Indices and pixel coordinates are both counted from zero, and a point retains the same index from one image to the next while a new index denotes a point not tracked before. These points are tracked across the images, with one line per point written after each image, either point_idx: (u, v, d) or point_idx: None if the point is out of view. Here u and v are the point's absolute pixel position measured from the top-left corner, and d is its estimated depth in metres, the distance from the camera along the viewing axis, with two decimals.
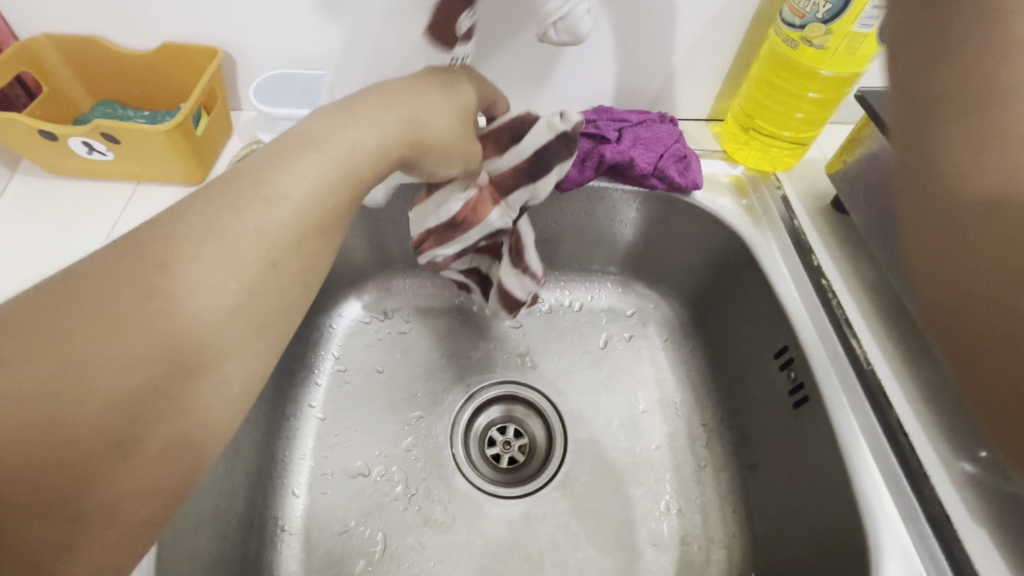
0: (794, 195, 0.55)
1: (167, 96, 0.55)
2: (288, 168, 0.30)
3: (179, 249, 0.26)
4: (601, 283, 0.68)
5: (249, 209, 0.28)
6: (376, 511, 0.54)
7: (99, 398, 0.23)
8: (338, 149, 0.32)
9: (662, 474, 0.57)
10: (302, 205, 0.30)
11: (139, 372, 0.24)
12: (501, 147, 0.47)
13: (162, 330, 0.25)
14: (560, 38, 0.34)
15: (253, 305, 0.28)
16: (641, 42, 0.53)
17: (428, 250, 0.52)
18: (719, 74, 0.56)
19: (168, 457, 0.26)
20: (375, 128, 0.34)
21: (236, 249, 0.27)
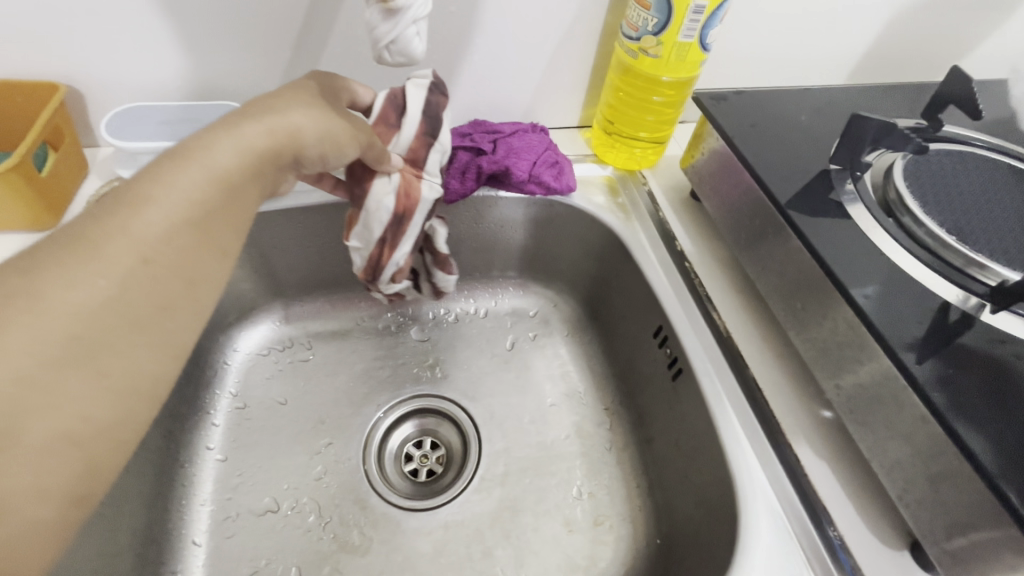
0: (658, 189, 0.61)
1: (5, 138, 0.50)
2: (157, 175, 0.31)
3: (44, 259, 0.27)
4: (502, 288, 0.71)
5: (120, 211, 0.30)
6: (288, 546, 0.52)
7: None
8: (206, 156, 0.33)
9: (572, 461, 0.60)
10: (172, 208, 0.31)
11: (11, 370, 0.25)
12: (394, 128, 0.48)
13: (23, 335, 0.25)
14: (396, 59, 0.36)
15: (132, 300, 0.29)
16: (504, 59, 0.57)
17: (390, 259, 0.52)
18: (580, 85, 0.61)
19: (48, 460, 0.26)
20: (242, 134, 0.35)
21: (102, 252, 0.28)
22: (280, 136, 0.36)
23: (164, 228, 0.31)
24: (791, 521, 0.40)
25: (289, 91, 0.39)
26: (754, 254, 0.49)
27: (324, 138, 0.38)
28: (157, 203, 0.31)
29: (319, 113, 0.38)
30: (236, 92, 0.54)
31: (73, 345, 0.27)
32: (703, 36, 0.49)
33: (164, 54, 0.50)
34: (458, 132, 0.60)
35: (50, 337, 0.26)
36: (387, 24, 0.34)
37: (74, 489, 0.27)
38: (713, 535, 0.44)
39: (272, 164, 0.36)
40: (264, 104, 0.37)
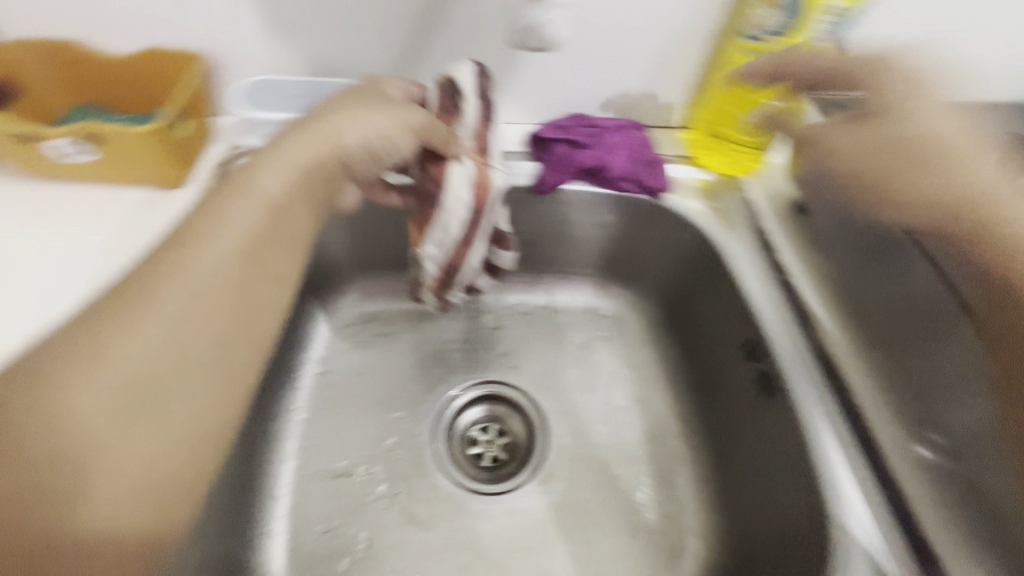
0: (758, 197, 0.58)
1: (147, 102, 0.54)
2: (218, 211, 0.37)
3: (130, 284, 0.33)
4: (579, 285, 0.70)
5: (192, 245, 0.35)
6: (359, 510, 0.54)
7: (68, 407, 0.29)
8: (257, 186, 0.39)
9: (640, 467, 0.59)
10: (230, 237, 0.37)
11: (108, 378, 0.30)
12: (451, 117, 0.49)
13: (119, 351, 0.31)
14: (536, 44, 0.36)
15: (209, 314, 0.34)
16: (616, 53, 0.56)
17: (467, 257, 0.52)
18: (687, 85, 0.59)
19: (153, 453, 0.31)
20: (287, 160, 0.40)
21: (176, 278, 0.34)
22: (323, 148, 0.41)
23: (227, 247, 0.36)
24: (893, 557, 0.39)
25: (332, 104, 0.43)
26: None
27: (380, 139, 0.43)
28: (221, 228, 0.37)
29: (382, 116, 0.43)
30: (350, 72, 0.56)
31: (167, 355, 0.32)
32: (837, 36, 0.47)
33: (294, 32, 0.53)
34: (557, 124, 0.60)
35: (140, 350, 0.32)
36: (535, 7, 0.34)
37: (161, 494, 0.31)
38: (801, 567, 0.42)
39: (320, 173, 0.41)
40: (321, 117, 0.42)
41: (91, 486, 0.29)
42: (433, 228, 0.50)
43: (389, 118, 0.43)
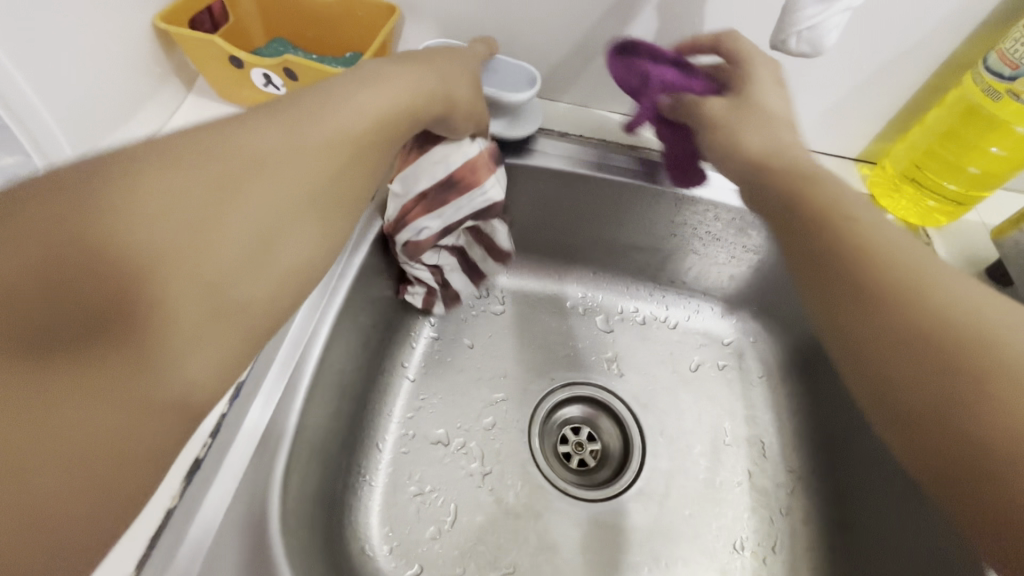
0: (943, 252, 0.52)
1: (333, 43, 0.55)
2: (337, 98, 0.38)
3: (204, 164, 0.30)
4: (702, 306, 0.66)
5: (309, 122, 0.35)
6: (452, 481, 0.54)
7: (165, 278, 0.28)
8: (376, 80, 0.40)
9: (741, 511, 0.56)
10: (351, 127, 0.37)
11: (223, 240, 0.30)
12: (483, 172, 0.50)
13: (244, 215, 0.31)
14: (800, 48, 0.33)
15: (314, 173, 0.35)
16: (822, 70, 0.50)
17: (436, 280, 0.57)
18: (890, 115, 0.53)
19: (237, 310, 0.32)
20: (395, 82, 0.41)
21: (305, 130, 0.35)
22: (424, 94, 0.42)
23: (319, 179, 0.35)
24: None
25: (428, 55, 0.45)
26: None
27: (346, 140, 0.37)
28: (318, 143, 0.35)
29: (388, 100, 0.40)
30: (528, 46, 0.54)
31: (267, 232, 0.33)
32: None
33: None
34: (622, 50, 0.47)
35: (249, 226, 0.32)
36: (816, 6, 0.31)
37: (218, 378, 0.31)
38: None
39: (363, 153, 0.38)
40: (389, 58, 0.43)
41: (191, 340, 0.29)
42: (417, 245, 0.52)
43: (364, 115, 0.38)
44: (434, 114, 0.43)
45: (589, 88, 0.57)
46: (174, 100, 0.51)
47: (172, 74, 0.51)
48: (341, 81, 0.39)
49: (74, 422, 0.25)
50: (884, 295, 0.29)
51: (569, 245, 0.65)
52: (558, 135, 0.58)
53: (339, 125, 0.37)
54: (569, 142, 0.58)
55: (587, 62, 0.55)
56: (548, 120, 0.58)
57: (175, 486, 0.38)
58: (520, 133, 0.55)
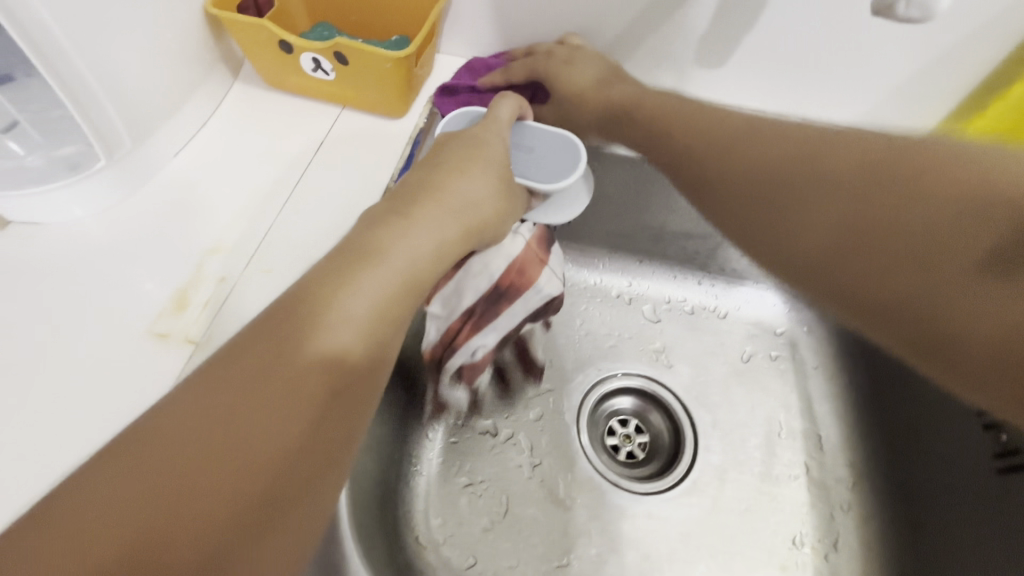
0: None
1: (378, 27, 0.54)
2: (397, 230, 0.36)
3: (322, 294, 0.31)
4: (752, 295, 0.64)
5: (366, 267, 0.33)
6: (501, 473, 0.53)
7: (238, 487, 0.25)
8: (438, 207, 0.38)
9: (800, 506, 0.54)
10: (412, 258, 0.35)
11: (289, 437, 0.27)
12: (539, 261, 0.47)
13: (301, 407, 0.28)
14: (909, 13, 0.31)
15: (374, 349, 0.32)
16: (894, 43, 0.47)
17: (465, 343, 0.46)
18: (966, 90, 0.50)
19: (298, 531, 0.28)
20: (441, 222, 0.38)
21: (358, 295, 0.32)
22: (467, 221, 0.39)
23: (416, 269, 0.35)
24: None
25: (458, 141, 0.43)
26: None
27: (416, 259, 0.35)
28: (416, 238, 0.36)
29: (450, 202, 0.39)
30: (579, 25, 0.52)
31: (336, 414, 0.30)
32: None
33: None
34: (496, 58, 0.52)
35: (313, 410, 0.28)
36: None
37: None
38: None
39: (444, 237, 0.38)
40: (419, 183, 0.40)
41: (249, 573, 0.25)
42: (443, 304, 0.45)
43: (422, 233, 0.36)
44: (485, 237, 0.42)
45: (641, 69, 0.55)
46: (221, 88, 0.51)
47: (219, 62, 0.50)
48: (390, 213, 0.37)
49: (285, 538, 0.27)
50: (847, 181, 0.37)
51: (616, 232, 0.63)
52: None
53: (428, 226, 0.37)
54: None
55: (640, 40, 0.52)
56: None
57: None
58: (571, 217, 0.49)
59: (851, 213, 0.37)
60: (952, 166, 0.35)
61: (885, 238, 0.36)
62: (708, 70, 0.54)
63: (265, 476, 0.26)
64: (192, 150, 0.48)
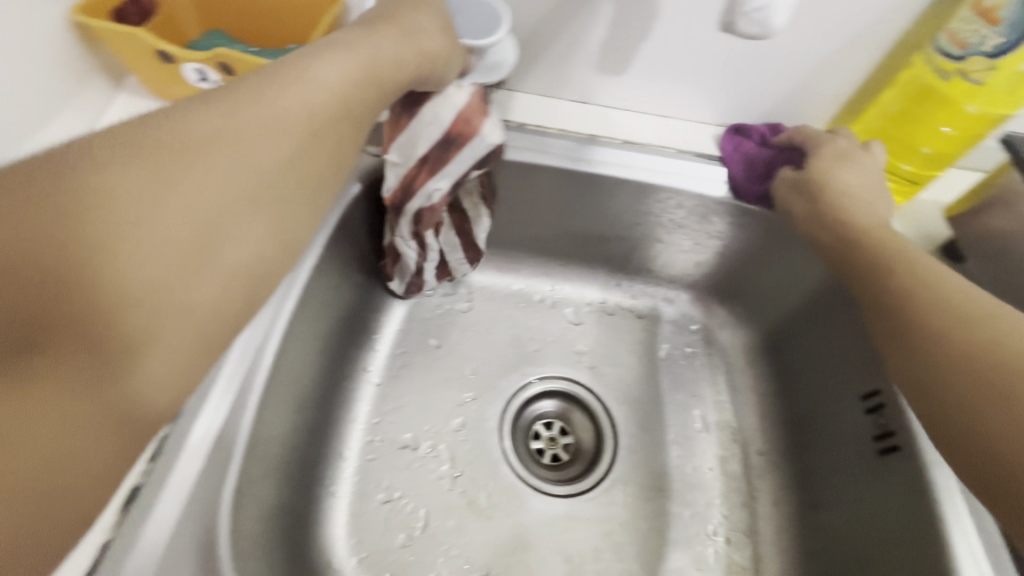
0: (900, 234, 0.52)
1: (274, 34, 0.52)
2: (276, 80, 0.33)
3: (187, 133, 0.29)
4: (670, 293, 0.66)
5: (236, 116, 0.31)
6: (420, 486, 0.53)
7: (72, 325, 0.24)
8: (327, 63, 0.35)
9: (713, 497, 0.56)
10: (291, 111, 0.32)
11: (130, 268, 0.26)
12: (484, 113, 0.46)
13: (149, 239, 0.26)
14: (749, 29, 0.32)
15: (240, 198, 0.30)
16: (777, 53, 0.50)
17: (422, 186, 0.48)
18: (845, 96, 0.53)
19: (155, 375, 0.26)
20: (340, 72, 0.35)
21: (218, 147, 0.29)
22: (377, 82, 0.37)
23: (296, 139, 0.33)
24: None
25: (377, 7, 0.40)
26: None
27: (306, 115, 0.33)
28: (305, 109, 0.33)
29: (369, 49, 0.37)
30: None
31: (192, 252, 0.28)
32: None
33: None
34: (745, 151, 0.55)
35: (164, 243, 0.27)
36: None
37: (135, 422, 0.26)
38: None
39: (349, 100, 0.35)
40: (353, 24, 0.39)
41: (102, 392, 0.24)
42: (401, 133, 0.46)
43: (315, 92, 0.34)
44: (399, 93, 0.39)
45: (546, 77, 0.56)
46: (100, 98, 0.48)
47: (96, 71, 0.47)
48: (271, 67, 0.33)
49: (138, 375, 0.26)
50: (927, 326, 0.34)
51: (535, 237, 0.63)
52: (516, 126, 0.56)
53: (328, 78, 0.34)
54: (528, 133, 0.56)
55: (542, 49, 0.53)
56: (506, 110, 0.56)
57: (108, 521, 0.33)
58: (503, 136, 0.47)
59: (911, 347, 0.34)
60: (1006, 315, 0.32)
61: (947, 374, 0.32)
62: (610, 78, 0.55)
63: (112, 294, 0.25)
64: None
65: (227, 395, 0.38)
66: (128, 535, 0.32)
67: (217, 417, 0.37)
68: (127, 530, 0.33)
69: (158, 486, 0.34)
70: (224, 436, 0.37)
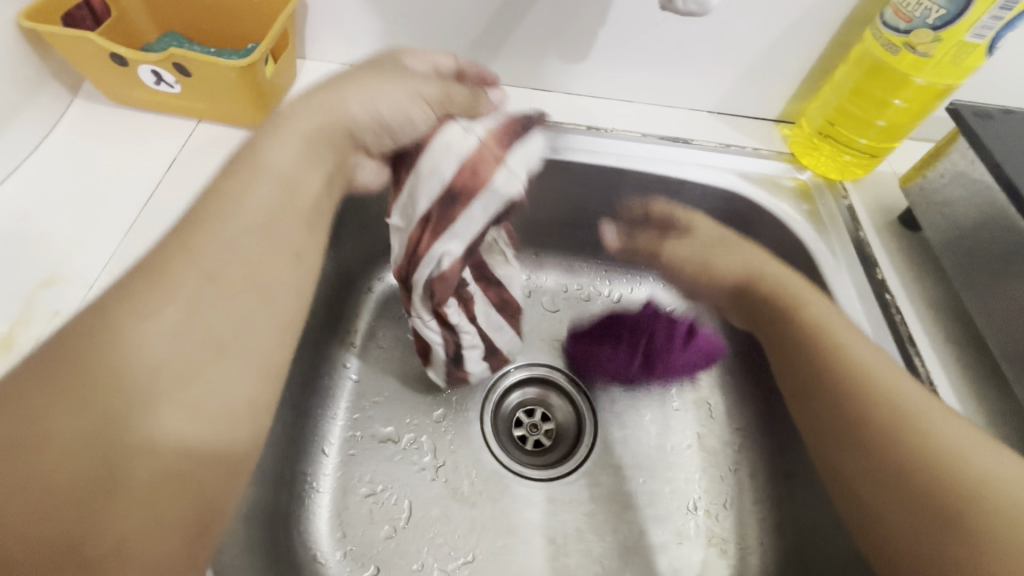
0: (860, 206, 0.54)
1: (232, 35, 0.52)
2: (223, 188, 0.35)
3: (107, 314, 0.29)
4: (644, 277, 0.67)
5: (192, 235, 0.33)
6: (403, 477, 0.53)
7: (57, 473, 0.26)
8: (266, 157, 0.36)
9: (692, 473, 0.57)
10: (242, 215, 0.34)
11: (105, 408, 0.28)
12: (498, 159, 0.38)
13: (122, 373, 0.28)
14: (687, 7, 0.34)
15: (211, 309, 0.31)
16: (730, 34, 0.51)
17: (425, 251, 0.40)
18: (801, 73, 0.54)
19: (158, 490, 0.28)
20: (294, 148, 0.37)
21: (175, 271, 0.31)
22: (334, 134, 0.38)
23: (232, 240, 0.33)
24: None
25: (336, 77, 0.39)
26: (994, 298, 0.43)
27: (264, 210, 0.35)
28: (230, 230, 0.33)
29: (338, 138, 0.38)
30: (439, 25, 0.53)
31: (162, 377, 0.29)
32: (997, 39, 0.42)
33: None
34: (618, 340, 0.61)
35: (129, 376, 0.28)
36: None
37: (162, 529, 0.28)
38: None
39: (303, 188, 0.37)
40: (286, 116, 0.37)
41: (107, 522, 0.26)
42: (399, 192, 0.40)
43: (266, 187, 0.36)
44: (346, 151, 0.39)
45: (509, 67, 0.56)
46: (58, 106, 0.48)
47: (50, 78, 0.47)
48: (224, 174, 0.36)
49: (137, 503, 0.27)
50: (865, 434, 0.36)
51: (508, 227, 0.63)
52: None
53: (282, 159, 0.36)
54: None
55: (501, 38, 0.53)
56: None
57: None
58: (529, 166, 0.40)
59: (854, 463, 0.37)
60: (942, 420, 0.34)
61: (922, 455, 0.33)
62: (572, 65, 0.55)
63: (90, 437, 0.27)
64: (24, 174, 0.45)
65: None
66: None
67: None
68: None
69: None
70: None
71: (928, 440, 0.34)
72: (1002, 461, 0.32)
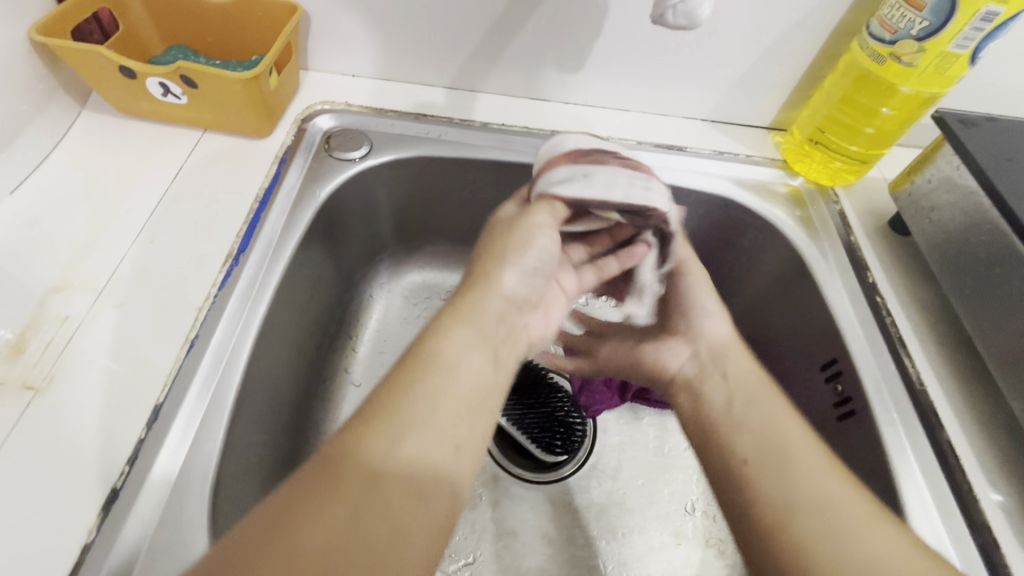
0: (850, 211, 0.55)
1: (237, 47, 0.53)
2: (444, 327, 0.34)
3: (343, 450, 0.28)
4: None
5: (435, 372, 0.32)
6: None
7: None
8: (456, 346, 0.33)
9: (690, 475, 0.58)
10: (472, 359, 0.33)
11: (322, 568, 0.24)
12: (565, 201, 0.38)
13: (328, 525, 0.25)
14: (678, 21, 0.35)
15: (441, 450, 0.30)
16: (721, 45, 0.52)
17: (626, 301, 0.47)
18: (790, 82, 0.55)
19: None
20: (478, 323, 0.34)
21: (413, 413, 0.30)
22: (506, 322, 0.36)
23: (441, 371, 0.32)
24: None
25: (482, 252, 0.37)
26: (979, 299, 0.44)
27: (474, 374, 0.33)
28: (459, 375, 0.32)
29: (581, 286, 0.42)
30: (438, 37, 0.54)
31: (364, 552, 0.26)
32: (979, 49, 0.43)
33: None
34: None
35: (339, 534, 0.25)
36: None
37: None
38: None
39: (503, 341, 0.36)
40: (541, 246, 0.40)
41: None
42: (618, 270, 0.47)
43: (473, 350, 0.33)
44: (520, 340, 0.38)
45: (507, 77, 0.57)
46: (67, 117, 0.49)
47: (59, 90, 0.48)
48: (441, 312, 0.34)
49: None
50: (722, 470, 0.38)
51: None
52: (480, 124, 0.57)
53: (488, 323, 0.35)
54: (492, 132, 0.56)
55: (500, 50, 0.55)
56: (469, 111, 0.58)
57: (90, 522, 0.32)
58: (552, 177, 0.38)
59: (791, 512, 0.33)
60: (874, 532, 0.32)
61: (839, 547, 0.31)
62: (569, 74, 0.57)
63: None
64: (33, 184, 0.46)
65: (203, 397, 0.38)
66: (108, 537, 0.32)
67: (188, 432, 0.37)
68: (106, 534, 0.32)
69: (135, 491, 0.34)
70: (193, 454, 0.36)
71: (862, 547, 0.31)
72: (921, 569, 0.30)
